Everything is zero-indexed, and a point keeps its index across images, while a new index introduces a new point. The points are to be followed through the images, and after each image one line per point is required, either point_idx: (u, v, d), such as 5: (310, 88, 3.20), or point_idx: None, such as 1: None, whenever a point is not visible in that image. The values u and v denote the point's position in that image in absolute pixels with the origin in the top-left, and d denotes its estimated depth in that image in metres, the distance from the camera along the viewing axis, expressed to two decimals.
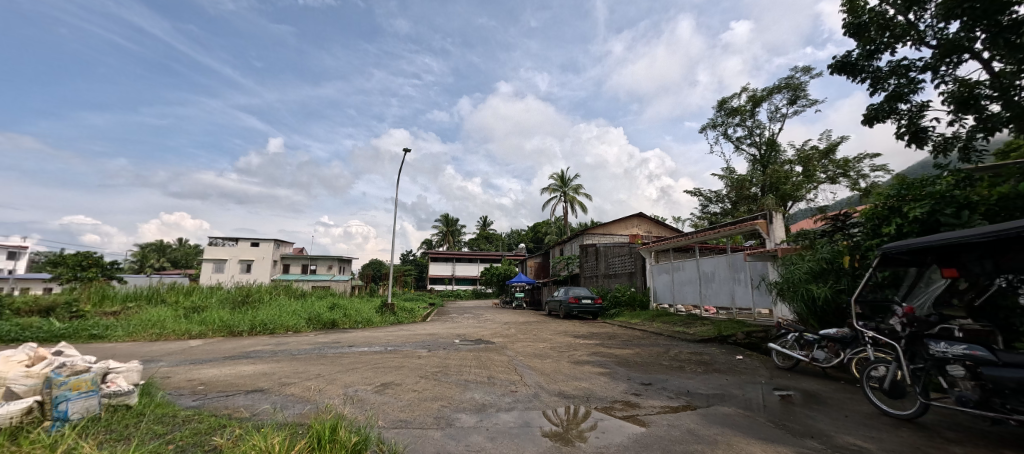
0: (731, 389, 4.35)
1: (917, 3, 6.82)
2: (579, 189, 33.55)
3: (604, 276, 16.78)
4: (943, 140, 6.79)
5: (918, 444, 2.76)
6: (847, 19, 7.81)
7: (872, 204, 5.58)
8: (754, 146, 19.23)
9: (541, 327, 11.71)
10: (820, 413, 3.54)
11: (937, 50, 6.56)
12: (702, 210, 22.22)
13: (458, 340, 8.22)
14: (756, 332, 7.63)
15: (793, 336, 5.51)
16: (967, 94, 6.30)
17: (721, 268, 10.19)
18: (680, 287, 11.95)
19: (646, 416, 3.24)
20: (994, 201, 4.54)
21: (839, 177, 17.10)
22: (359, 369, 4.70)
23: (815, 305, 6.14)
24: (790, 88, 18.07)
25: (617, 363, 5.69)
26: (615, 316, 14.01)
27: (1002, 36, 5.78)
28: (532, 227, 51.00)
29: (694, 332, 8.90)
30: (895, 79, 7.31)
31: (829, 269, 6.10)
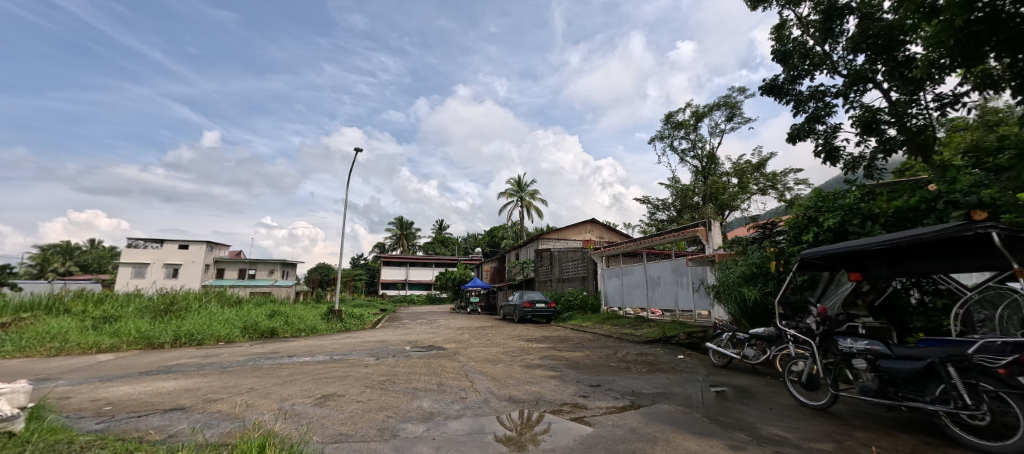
0: (672, 387, 4.58)
1: (831, 36, 7.68)
2: (535, 195, 34.06)
3: (558, 281, 17.11)
4: (852, 158, 7.64)
5: (829, 432, 3.05)
6: (774, 46, 8.65)
7: (795, 214, 6.16)
8: (696, 158, 20.55)
9: (494, 332, 11.68)
10: (749, 407, 3.81)
11: (846, 79, 7.41)
12: (650, 217, 23.37)
13: (408, 347, 8.00)
14: (696, 332, 8.12)
15: (727, 335, 5.93)
16: (871, 119, 7.13)
17: (665, 272, 10.75)
18: (628, 291, 12.46)
19: (592, 417, 3.32)
20: (891, 213, 5.15)
21: (769, 189, 18.72)
22: (298, 381, 4.42)
23: (747, 307, 6.66)
24: (728, 106, 19.57)
25: (567, 366, 5.80)
26: (567, 319, 14.31)
27: (898, 70, 6.65)
28: (489, 232, 50.97)
29: (641, 334, 9.30)
30: (813, 102, 8.16)
31: (759, 273, 6.64)
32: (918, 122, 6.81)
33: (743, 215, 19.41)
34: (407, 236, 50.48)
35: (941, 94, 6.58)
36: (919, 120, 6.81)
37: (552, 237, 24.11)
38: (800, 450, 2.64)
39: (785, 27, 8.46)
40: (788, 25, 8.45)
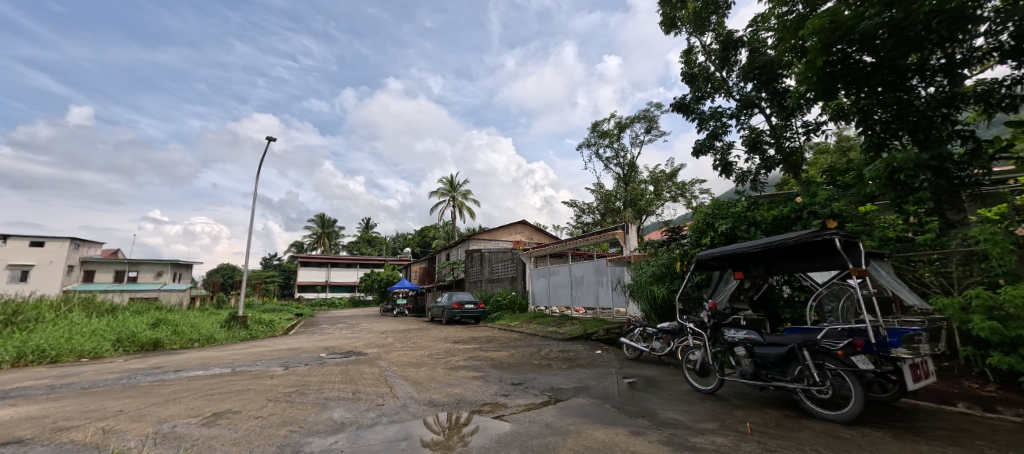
0: (587, 381, 4.86)
1: (728, 65, 8.74)
2: (467, 195, 33.91)
3: (488, 281, 17.22)
4: (741, 172, 8.77)
5: (715, 412, 3.47)
6: (684, 69, 9.64)
7: (696, 220, 6.89)
8: (619, 166, 22.03)
9: (421, 334, 11.39)
10: (652, 395, 4.19)
11: (738, 103, 8.49)
12: (577, 220, 24.55)
13: (324, 354, 7.46)
14: (613, 328, 8.70)
15: (639, 330, 6.46)
16: (757, 139, 8.25)
17: (588, 272, 11.36)
18: (554, 290, 12.94)
19: (513, 415, 3.39)
20: (769, 221, 6.00)
21: (678, 197, 20.72)
22: (184, 399, 3.88)
23: (656, 303, 7.29)
24: (646, 120, 21.29)
25: (491, 366, 5.86)
26: (496, 319, 14.46)
27: (777, 99, 7.80)
28: (418, 231, 49.53)
29: (564, 332, 9.72)
30: (713, 122, 9.21)
31: (666, 272, 7.31)
32: (791, 144, 8.03)
33: (657, 220, 21.24)
34: (328, 234, 47.09)
35: (808, 122, 7.83)
36: (792, 142, 8.03)
37: (483, 237, 24.18)
38: (691, 431, 2.95)
39: (692, 52, 9.47)
40: (694, 51, 9.46)
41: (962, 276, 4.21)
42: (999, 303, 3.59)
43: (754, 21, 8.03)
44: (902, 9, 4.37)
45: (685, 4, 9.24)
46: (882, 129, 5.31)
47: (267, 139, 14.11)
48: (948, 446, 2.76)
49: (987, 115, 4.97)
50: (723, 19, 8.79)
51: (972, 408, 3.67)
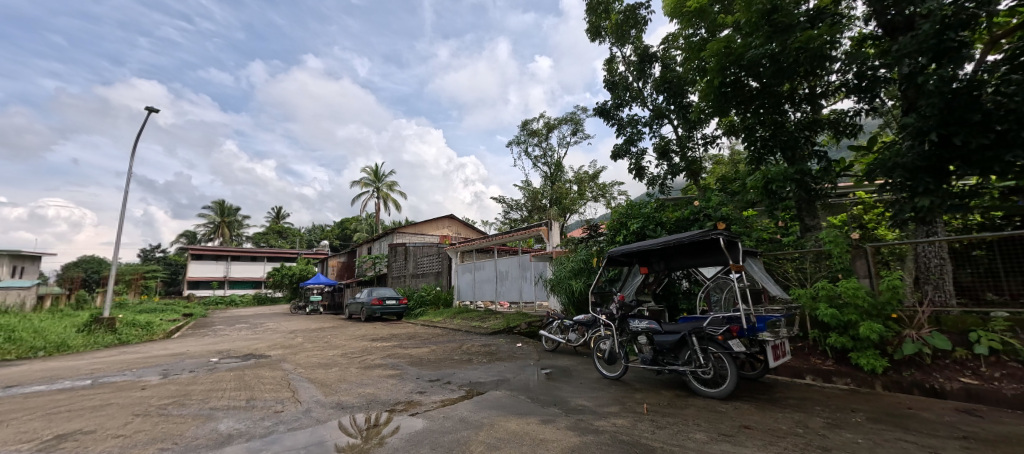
0: (505, 374, 4.96)
1: (644, 76, 9.46)
2: (392, 186, 32.41)
3: (412, 276, 16.69)
4: (652, 176, 9.58)
5: (619, 397, 3.76)
6: (606, 77, 10.24)
7: (612, 219, 7.35)
8: (546, 165, 22.69)
9: (335, 333, 10.65)
10: (565, 384, 4.41)
11: (651, 113, 9.25)
12: (505, 216, 24.87)
13: (217, 358, 6.61)
14: (535, 321, 8.99)
15: (557, 323, 6.76)
16: (666, 147, 9.06)
17: (513, 267, 11.56)
18: (480, 285, 12.97)
19: (430, 412, 3.33)
20: (672, 222, 6.60)
21: (599, 197, 21.97)
22: (14, 421, 3.15)
23: (574, 297, 7.67)
24: (573, 122, 22.24)
25: (409, 364, 5.68)
26: (419, 316, 14.07)
27: (683, 112, 8.66)
28: (337, 223, 46.18)
29: (487, 326, 9.80)
30: (630, 128, 9.93)
31: (584, 267, 7.72)
32: (693, 154, 8.98)
33: (579, 218, 22.27)
34: (228, 223, 41.79)
35: (707, 135, 8.80)
36: (694, 153, 8.97)
37: (409, 231, 23.33)
38: (595, 415, 3.16)
39: (613, 61, 10.09)
40: (616, 60, 10.08)
41: (814, 272, 5.06)
42: (838, 292, 4.44)
43: (667, 39, 8.79)
44: (779, 44, 5.14)
45: (609, 15, 9.78)
46: (761, 146, 6.17)
47: (148, 110, 12.00)
48: (796, 412, 3.32)
49: (836, 138, 6.11)
50: (641, 34, 9.49)
51: (816, 379, 4.46)
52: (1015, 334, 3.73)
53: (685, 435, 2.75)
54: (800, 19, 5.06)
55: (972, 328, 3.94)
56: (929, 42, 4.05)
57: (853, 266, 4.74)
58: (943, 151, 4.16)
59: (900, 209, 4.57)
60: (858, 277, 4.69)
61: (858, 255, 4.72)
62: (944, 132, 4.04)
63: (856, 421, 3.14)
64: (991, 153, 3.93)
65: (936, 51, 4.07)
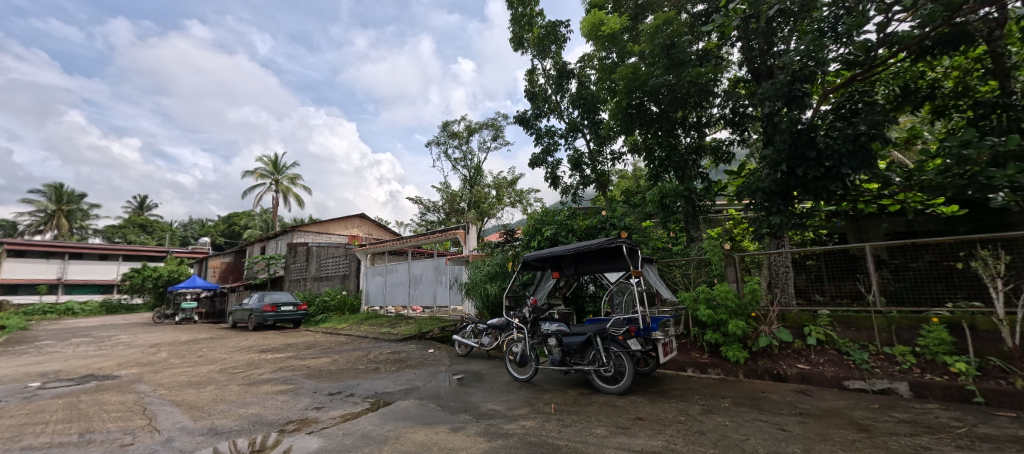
0: (415, 382, 4.76)
1: (561, 91, 9.97)
2: (295, 180, 29.36)
3: (314, 279, 15.23)
4: (566, 185, 10.10)
5: (529, 398, 3.85)
6: (527, 87, 10.56)
7: (528, 224, 7.56)
8: (466, 168, 22.57)
9: (213, 345, 9.19)
10: (476, 389, 4.38)
11: (567, 126, 9.78)
12: (421, 218, 24.16)
13: (39, 382, 5.23)
14: (448, 326, 8.82)
15: (471, 327, 6.74)
16: (579, 159, 9.64)
17: (427, 271, 11.20)
18: (391, 289, 12.34)
19: (328, 429, 3.03)
20: (581, 229, 6.99)
21: (516, 203, 22.50)
22: None
23: (488, 301, 7.71)
24: (494, 128, 22.52)
25: (305, 377, 5.13)
26: (321, 322, 12.88)
27: (595, 127, 9.30)
28: (223, 218, 40.28)
29: (398, 332, 9.34)
30: (547, 138, 10.35)
31: (499, 272, 7.79)
32: (602, 168, 9.68)
33: (496, 223, 22.52)
34: (68, 213, 33.79)
35: (615, 151, 9.57)
36: (603, 166, 9.69)
37: (312, 230, 21.30)
38: (505, 419, 3.18)
39: (534, 73, 10.46)
40: (536, 72, 10.47)
41: (696, 277, 5.79)
42: (714, 295, 5.12)
43: (583, 58, 9.38)
44: (675, 76, 5.82)
45: (532, 28, 10.12)
46: (658, 165, 6.90)
47: None
48: (679, 402, 3.74)
49: (715, 163, 7.10)
50: (560, 50, 9.98)
51: (695, 371, 5.11)
52: (833, 328, 4.68)
53: (587, 431, 2.91)
54: (691, 57, 5.80)
55: (805, 324, 4.83)
56: (783, 89, 4.93)
57: (726, 272, 5.51)
58: (790, 179, 5.08)
59: (760, 226, 5.47)
60: (729, 281, 5.47)
61: (730, 263, 5.50)
62: (790, 164, 4.94)
63: (725, 406, 3.64)
64: (821, 184, 4.91)
65: (787, 97, 4.97)
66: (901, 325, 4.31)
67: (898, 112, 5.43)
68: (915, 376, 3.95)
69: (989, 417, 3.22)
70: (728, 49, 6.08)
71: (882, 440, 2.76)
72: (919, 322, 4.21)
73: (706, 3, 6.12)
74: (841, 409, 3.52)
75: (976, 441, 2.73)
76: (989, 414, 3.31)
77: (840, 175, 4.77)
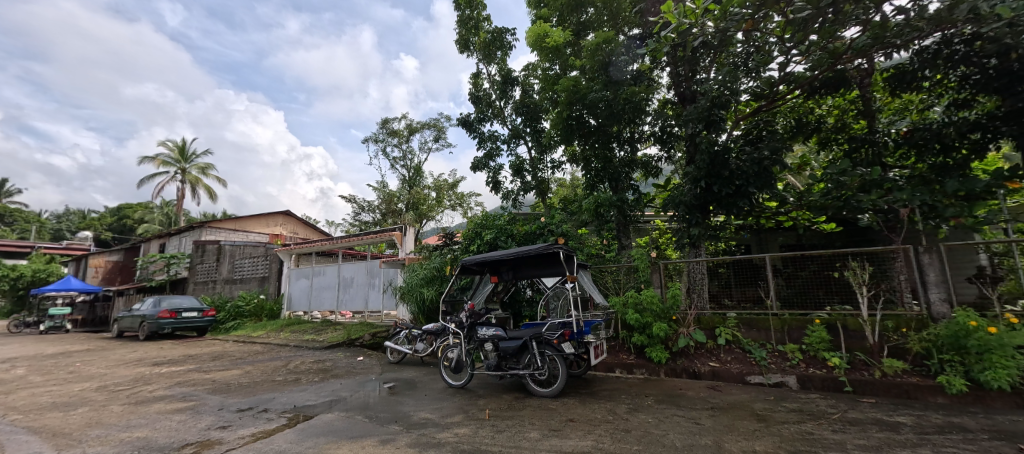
0: (340, 393, 4.45)
1: (505, 97, 10.07)
2: (207, 170, 26.28)
3: (226, 282, 13.68)
4: (507, 191, 10.17)
5: (463, 405, 3.79)
6: (471, 91, 10.50)
7: (468, 228, 7.48)
8: (405, 167, 21.83)
9: (91, 359, 7.83)
10: (408, 397, 4.21)
11: (510, 132, 9.88)
12: (354, 217, 22.89)
13: None
14: (380, 332, 8.40)
15: (404, 333, 6.49)
16: (520, 165, 9.79)
17: (359, 273, 10.59)
18: (318, 293, 11.49)
19: (235, 450, 2.70)
20: (521, 235, 7.08)
21: (457, 206, 22.21)
22: None
23: (424, 305, 7.49)
24: (436, 128, 22.08)
25: (209, 392, 4.55)
26: (232, 330, 11.57)
27: (537, 135, 9.51)
28: (112, 209, 34.78)
29: (323, 339, 8.70)
30: (490, 143, 10.36)
31: (436, 276, 7.60)
32: (542, 175, 9.91)
33: (435, 225, 22.01)
34: None
35: (554, 160, 9.85)
36: (543, 174, 9.91)
37: (226, 227, 19.15)
38: (437, 428, 3.09)
39: (479, 76, 10.45)
40: (481, 77, 10.46)
41: (625, 283, 6.14)
42: (641, 300, 5.44)
43: (527, 67, 9.57)
44: (612, 92, 6.18)
45: (478, 31, 10.11)
46: (594, 175, 7.22)
47: None
48: (608, 402, 3.91)
49: (645, 177, 7.60)
50: (506, 57, 10.09)
51: (622, 371, 5.41)
52: (739, 329, 5.22)
53: (521, 435, 2.92)
54: (627, 76, 6.18)
55: (717, 325, 5.34)
56: (703, 113, 5.44)
57: (651, 278, 5.92)
58: (707, 195, 5.60)
59: (682, 236, 5.96)
60: (654, 287, 5.88)
61: (656, 269, 5.92)
62: (708, 181, 5.46)
63: (648, 404, 3.88)
64: (732, 200, 5.48)
65: (706, 121, 5.48)
66: (791, 326, 4.92)
67: (794, 140, 6.25)
68: (802, 370, 4.54)
69: (856, 403, 3.79)
70: (659, 72, 6.56)
71: (776, 428, 3.11)
72: (805, 322, 4.84)
73: (641, 28, 6.58)
74: (745, 402, 3.92)
75: (847, 425, 3.18)
76: (856, 400, 3.89)
77: (747, 193, 5.37)
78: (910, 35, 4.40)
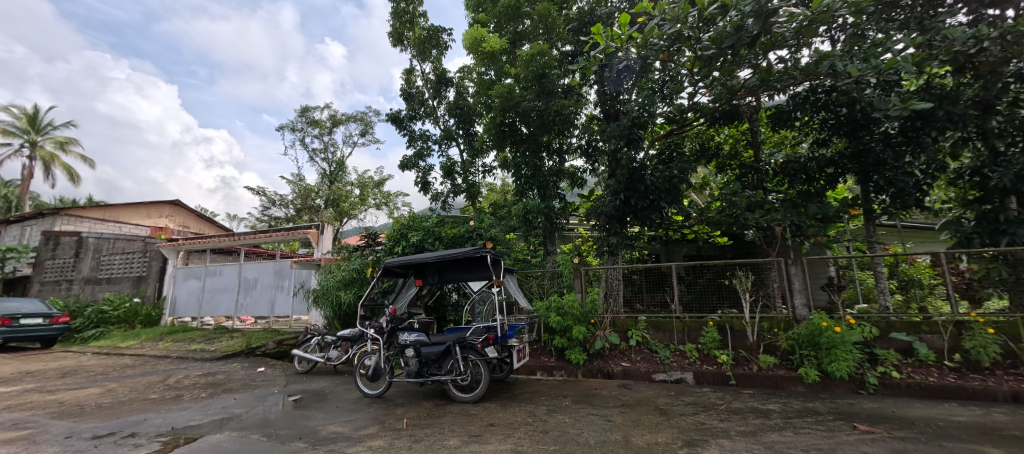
0: (234, 409, 3.94)
1: (439, 98, 9.89)
2: (66, 146, 21.76)
3: (87, 282, 11.40)
4: (436, 192, 9.94)
5: (378, 416, 3.58)
6: (403, 87, 10.12)
7: (393, 229, 7.15)
8: (325, 161, 20.27)
9: None
10: (315, 410, 3.87)
11: (442, 133, 9.69)
12: (262, 212, 20.65)
13: None
14: (287, 339, 7.63)
15: (316, 340, 5.99)
16: (451, 167, 9.65)
17: (264, 274, 9.52)
18: (212, 296, 10.13)
19: None
20: (449, 238, 6.96)
21: (382, 205, 21.13)
22: None
23: (340, 310, 6.98)
24: (363, 122, 20.89)
25: (54, 416, 3.72)
26: (92, 340, 9.66)
27: (470, 138, 9.47)
28: None
29: (216, 348, 7.66)
30: (421, 142, 10.08)
31: (356, 278, 7.14)
32: (473, 179, 9.87)
33: (357, 224, 20.69)
34: None
35: (486, 164, 9.88)
36: (474, 177, 9.88)
37: (91, 216, 16.00)
38: (348, 442, 2.88)
39: (412, 73, 10.12)
40: (414, 74, 10.15)
41: (549, 288, 6.36)
42: (563, 304, 5.64)
43: (462, 70, 9.51)
44: (544, 103, 6.44)
45: (413, 27, 9.81)
46: (524, 182, 7.36)
47: None
48: (528, 405, 3.99)
49: (571, 187, 7.96)
50: (441, 57, 9.92)
51: (542, 374, 5.58)
52: (648, 331, 5.69)
53: (439, 443, 2.84)
54: (558, 89, 6.47)
55: (629, 328, 5.76)
56: (625, 130, 5.89)
57: (573, 283, 6.21)
58: (625, 207, 6.05)
59: (601, 244, 6.34)
60: (575, 292, 6.17)
61: (578, 275, 6.22)
62: (627, 194, 5.90)
63: (566, 404, 4.03)
64: (646, 212, 5.98)
65: (627, 138, 5.95)
66: (690, 327, 5.49)
67: (698, 162, 7.03)
68: (697, 367, 5.09)
69: (738, 395, 4.35)
70: (587, 89, 6.95)
71: (675, 420, 3.43)
72: (701, 324, 5.43)
73: (573, 46, 6.93)
74: (651, 398, 4.27)
75: (731, 414, 3.62)
76: (739, 392, 4.47)
77: (658, 207, 5.92)
78: (787, 81, 5.14)
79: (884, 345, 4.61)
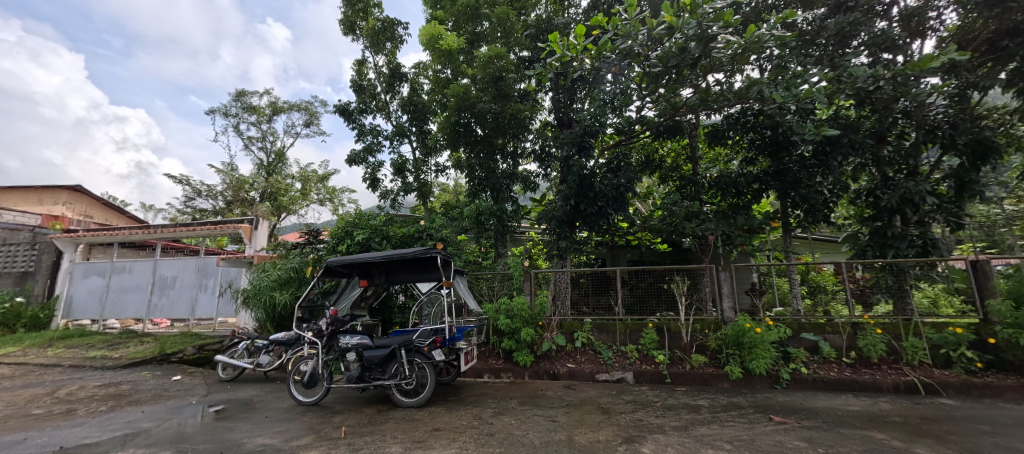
0: (142, 424, 3.51)
1: (392, 93, 9.56)
2: None
3: None
4: (386, 190, 9.58)
5: (313, 425, 3.36)
6: (354, 78, 9.67)
7: (337, 226, 6.77)
8: (263, 151, 18.79)
9: None
10: (241, 421, 3.55)
11: (394, 129, 9.37)
12: (185, 203, 18.65)
13: None
14: (209, 344, 6.94)
15: (244, 345, 5.51)
16: (402, 165, 9.36)
17: (184, 272, 8.59)
18: (119, 296, 8.98)
19: None
20: (398, 238, 6.72)
21: (326, 201, 19.96)
22: None
23: (274, 311, 6.48)
24: (307, 112, 19.66)
25: None
26: None
27: (423, 136, 9.25)
28: None
29: (122, 355, 6.78)
30: (371, 137, 9.67)
31: (293, 278, 6.68)
32: (425, 178, 9.63)
33: (297, 220, 19.37)
34: None
35: (439, 164, 9.70)
36: (426, 176, 9.65)
37: None
38: None
39: (364, 65, 9.70)
40: (366, 65, 9.74)
41: (498, 290, 6.36)
42: (512, 306, 5.66)
43: (418, 65, 9.28)
44: (500, 105, 6.47)
45: (367, 16, 9.39)
46: (477, 183, 7.33)
47: None
48: (474, 407, 3.96)
49: (524, 190, 8.04)
50: (395, 50, 9.61)
51: (489, 376, 5.57)
52: (593, 333, 5.89)
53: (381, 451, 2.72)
54: (514, 93, 6.52)
55: (575, 330, 5.93)
56: (578, 138, 6.08)
57: (523, 286, 6.27)
58: (575, 212, 6.23)
59: (551, 247, 6.46)
60: (525, 294, 6.23)
61: (528, 277, 6.29)
62: (577, 200, 6.08)
63: (512, 406, 4.05)
64: (594, 218, 6.20)
65: (579, 146, 6.16)
66: (632, 329, 5.77)
67: (643, 173, 7.42)
68: (637, 366, 5.36)
69: (673, 392, 4.63)
70: (542, 96, 7.07)
71: (616, 418, 3.58)
72: (641, 325, 5.72)
73: (530, 52, 7.04)
74: (594, 397, 4.42)
75: (666, 410, 3.85)
76: (673, 390, 4.77)
77: (605, 213, 6.16)
78: (722, 103, 5.58)
79: (795, 344, 5.16)
